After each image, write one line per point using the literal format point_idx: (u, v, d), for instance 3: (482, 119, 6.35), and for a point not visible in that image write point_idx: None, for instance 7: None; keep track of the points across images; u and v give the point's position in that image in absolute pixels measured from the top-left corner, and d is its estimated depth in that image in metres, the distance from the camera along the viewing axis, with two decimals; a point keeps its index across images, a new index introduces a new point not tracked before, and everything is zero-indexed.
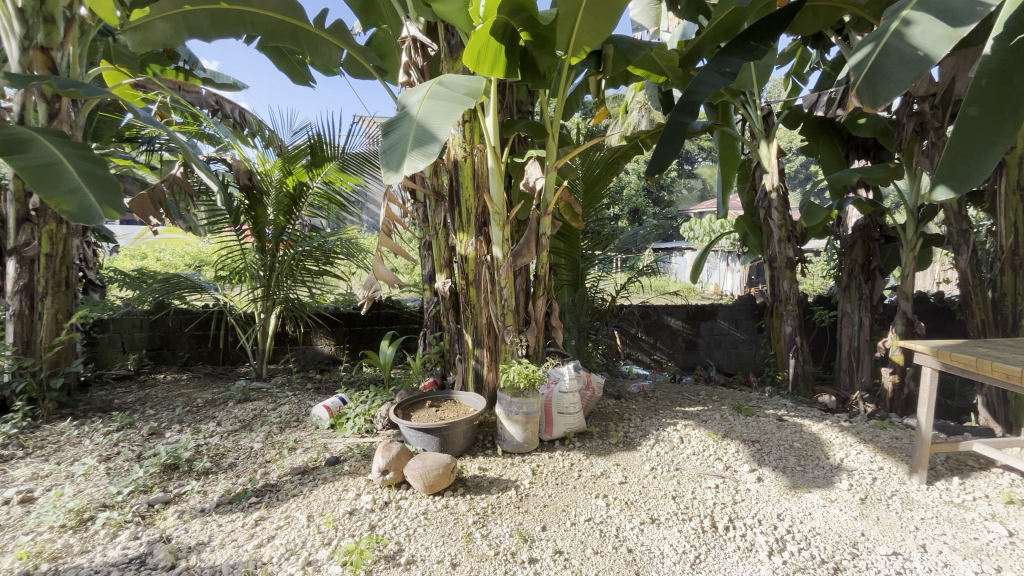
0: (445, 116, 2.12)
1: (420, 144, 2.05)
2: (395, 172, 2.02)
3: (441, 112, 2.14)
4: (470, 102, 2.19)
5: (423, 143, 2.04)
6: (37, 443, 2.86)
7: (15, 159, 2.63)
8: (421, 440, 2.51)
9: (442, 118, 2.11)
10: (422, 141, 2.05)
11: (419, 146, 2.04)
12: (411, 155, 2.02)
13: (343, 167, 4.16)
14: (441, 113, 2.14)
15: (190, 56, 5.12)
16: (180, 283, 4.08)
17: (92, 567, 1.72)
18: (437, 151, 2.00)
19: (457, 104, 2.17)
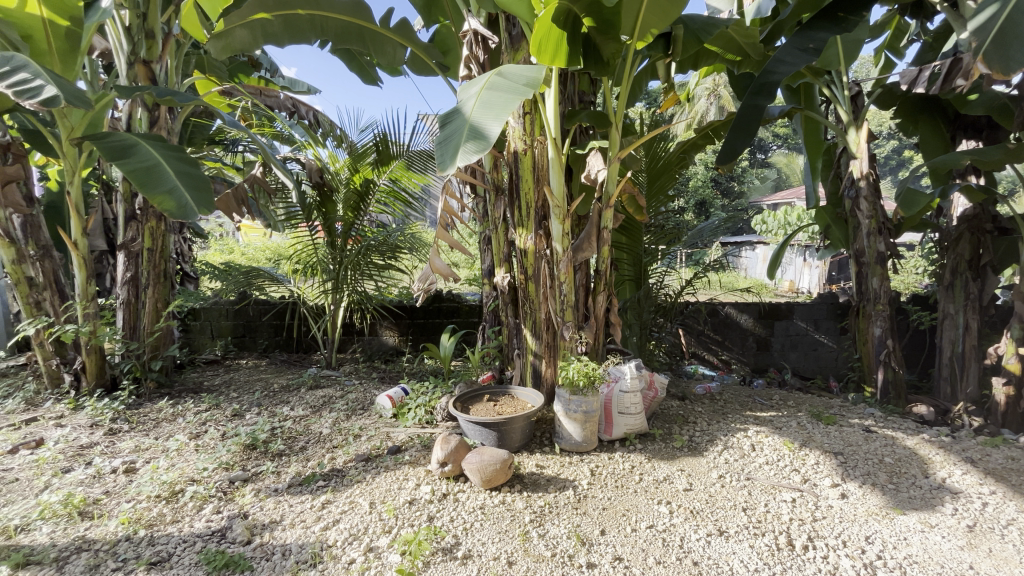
0: (502, 107, 2.09)
1: (476, 135, 2.03)
2: (449, 162, 2.01)
3: (499, 103, 2.12)
4: (529, 93, 2.15)
5: (480, 135, 2.02)
6: (140, 419, 3.19)
7: (123, 163, 2.92)
8: (479, 434, 2.51)
9: (499, 109, 2.09)
10: (478, 132, 2.03)
11: (474, 137, 2.02)
12: (466, 145, 2.00)
13: (409, 164, 4.29)
14: (498, 104, 2.11)
15: (270, 63, 5.47)
16: (260, 275, 4.39)
17: (181, 536, 1.88)
18: (491, 143, 1.98)
19: (515, 95, 2.14)
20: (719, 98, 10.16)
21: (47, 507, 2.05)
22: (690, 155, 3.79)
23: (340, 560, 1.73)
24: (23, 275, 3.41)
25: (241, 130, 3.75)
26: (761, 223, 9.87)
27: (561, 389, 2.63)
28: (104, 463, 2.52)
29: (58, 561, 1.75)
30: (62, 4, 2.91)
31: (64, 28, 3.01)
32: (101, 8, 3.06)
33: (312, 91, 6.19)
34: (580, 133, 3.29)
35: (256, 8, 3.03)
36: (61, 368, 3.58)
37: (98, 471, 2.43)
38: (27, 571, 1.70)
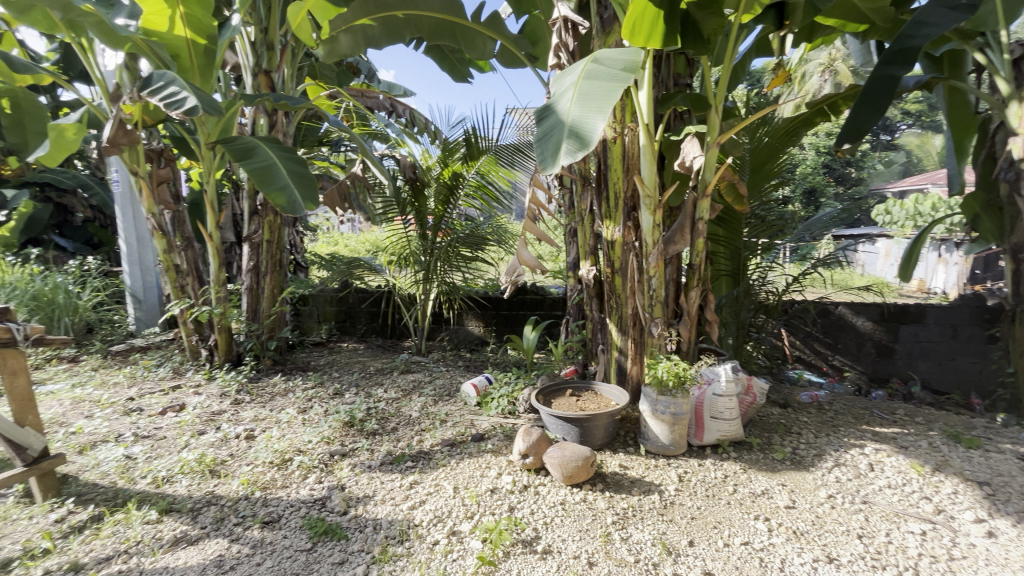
0: (603, 98, 2.03)
1: (578, 131, 1.99)
2: (551, 161, 1.99)
3: (599, 93, 2.06)
4: (629, 80, 2.07)
5: (582, 130, 1.98)
6: (259, 392, 3.59)
7: (246, 164, 3.27)
8: (561, 429, 2.49)
9: (599, 101, 2.03)
10: (581, 128, 1.99)
11: (577, 134, 1.98)
12: (568, 142, 1.97)
13: (496, 159, 4.31)
14: (599, 96, 2.05)
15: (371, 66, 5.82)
16: (359, 265, 4.72)
17: (290, 500, 2.08)
18: (596, 139, 1.94)
19: (615, 84, 2.07)
20: (835, 73, 9.08)
21: (185, 464, 2.38)
22: (801, 137, 3.42)
23: (425, 540, 1.80)
24: (172, 263, 3.98)
25: (343, 129, 4.01)
26: (882, 214, 8.66)
27: (647, 387, 2.52)
28: (230, 429, 2.87)
29: (193, 510, 2.03)
30: (202, 26, 3.34)
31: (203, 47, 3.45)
32: (232, 27, 3.47)
33: (408, 91, 6.49)
34: (674, 117, 3.12)
35: (359, 12, 3.24)
36: (200, 344, 4.14)
37: (225, 436, 2.77)
38: (169, 517, 1.98)
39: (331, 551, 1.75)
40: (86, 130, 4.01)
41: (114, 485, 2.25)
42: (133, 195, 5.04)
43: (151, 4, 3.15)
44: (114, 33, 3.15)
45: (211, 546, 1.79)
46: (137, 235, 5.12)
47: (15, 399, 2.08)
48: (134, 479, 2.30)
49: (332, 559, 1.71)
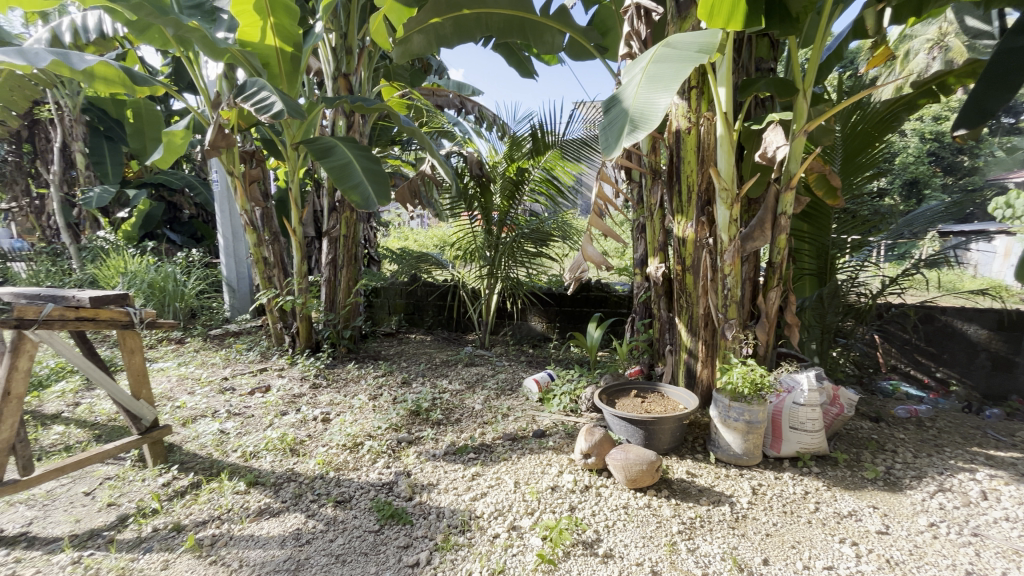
0: (671, 78, 1.93)
1: (642, 113, 1.91)
2: (612, 147, 1.93)
3: (667, 75, 1.95)
4: (702, 59, 1.94)
5: (646, 113, 1.90)
6: (335, 378, 3.83)
7: (325, 162, 3.47)
8: (625, 431, 2.42)
9: (666, 81, 1.93)
10: (644, 110, 1.91)
11: (640, 116, 1.91)
12: (630, 126, 1.90)
13: (562, 153, 4.28)
14: (666, 76, 1.95)
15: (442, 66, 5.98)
16: (428, 259, 4.89)
17: (360, 482, 2.19)
18: (660, 121, 1.84)
19: (686, 64, 1.95)
20: None
21: (270, 441, 2.58)
22: (904, 122, 3.07)
23: (486, 532, 1.83)
24: (261, 256, 4.33)
25: (413, 128, 4.15)
26: (1002, 207, 7.48)
27: (720, 393, 2.39)
28: (309, 411, 3.08)
29: (276, 484, 2.20)
30: (289, 35, 3.59)
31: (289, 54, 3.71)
32: (315, 33, 3.69)
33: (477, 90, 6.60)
34: (755, 105, 2.90)
35: (432, 12, 3.32)
36: (284, 331, 4.48)
37: (305, 417, 2.98)
38: (255, 489, 2.16)
39: (397, 534, 1.82)
40: (192, 135, 4.46)
41: (210, 456, 2.49)
42: (229, 194, 5.53)
43: (245, 16, 3.42)
44: (214, 45, 3.42)
45: (290, 519, 1.93)
46: (233, 230, 5.62)
47: (133, 375, 2.36)
48: (227, 451, 2.54)
49: (397, 542, 1.78)
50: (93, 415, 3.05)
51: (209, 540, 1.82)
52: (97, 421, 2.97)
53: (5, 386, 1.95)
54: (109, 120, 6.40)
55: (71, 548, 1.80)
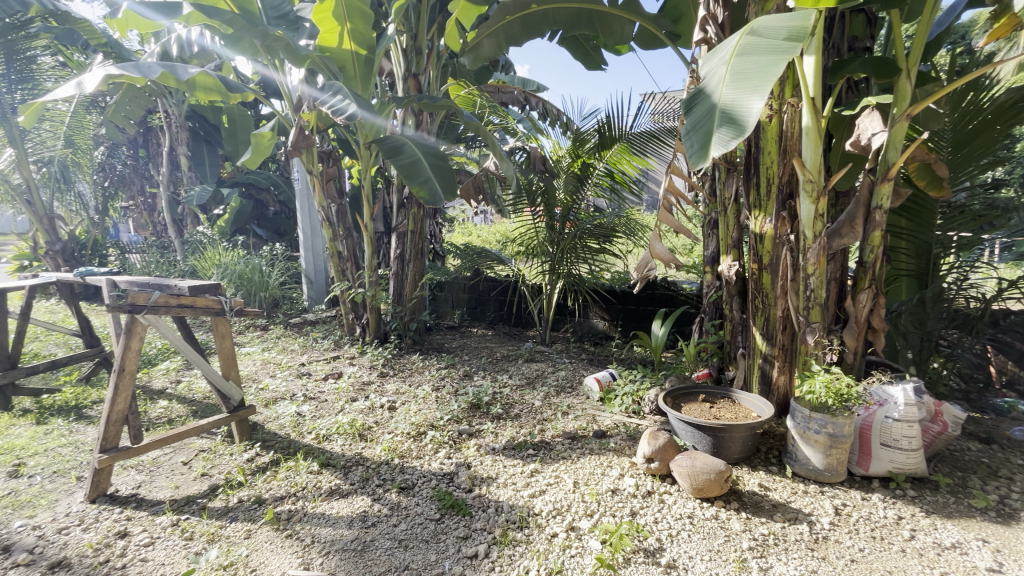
0: (763, 76, 1.80)
1: (732, 117, 1.78)
2: (701, 155, 1.80)
3: (758, 71, 1.82)
4: (796, 50, 1.80)
5: (738, 115, 1.77)
6: (400, 368, 3.98)
7: (394, 159, 3.59)
8: (692, 437, 2.31)
9: (758, 79, 1.80)
10: (735, 112, 1.78)
11: (732, 120, 1.77)
12: (721, 131, 1.77)
13: (629, 147, 4.14)
14: (757, 73, 1.82)
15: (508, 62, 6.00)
16: (490, 255, 5.09)
17: (423, 471, 2.26)
18: (756, 123, 1.71)
19: (778, 57, 1.81)
20: None
21: (341, 425, 2.74)
22: None
23: (544, 530, 1.82)
24: (336, 250, 4.59)
25: (478, 125, 4.17)
26: None
27: (799, 403, 2.21)
28: (376, 399, 3.23)
29: (345, 467, 2.32)
30: (363, 38, 3.74)
31: (363, 57, 3.88)
32: (387, 36, 3.84)
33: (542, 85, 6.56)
34: (846, 90, 2.66)
35: (503, 15, 3.43)
36: (355, 321, 4.72)
37: (373, 404, 3.13)
38: (327, 470, 2.30)
39: (456, 524, 1.86)
40: (277, 137, 4.79)
41: (288, 436, 2.68)
42: (309, 192, 5.90)
43: (325, 23, 3.64)
44: (297, 52, 3.63)
45: (357, 501, 2.03)
46: (311, 225, 6.00)
47: (223, 358, 2.58)
48: (303, 433, 2.72)
49: (456, 532, 1.82)
50: (191, 392, 3.39)
51: (286, 515, 1.95)
52: (195, 398, 3.29)
53: (120, 363, 2.20)
54: (208, 126, 7.05)
55: (170, 511, 2.01)
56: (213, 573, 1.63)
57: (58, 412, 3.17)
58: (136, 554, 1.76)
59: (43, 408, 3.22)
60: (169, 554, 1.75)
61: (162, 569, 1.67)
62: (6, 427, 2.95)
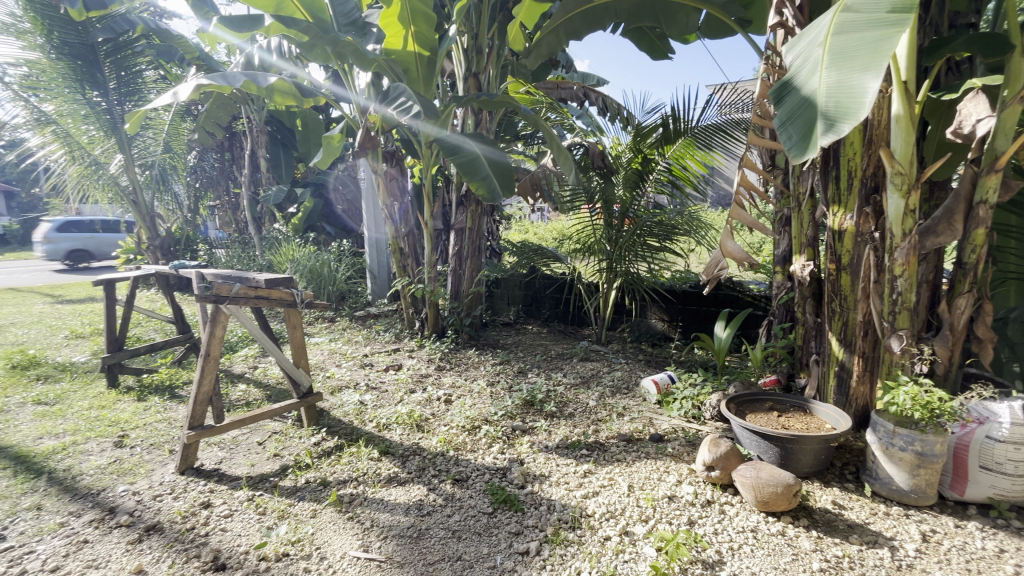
0: (867, 55, 1.68)
1: (836, 102, 1.66)
2: (803, 146, 1.69)
3: (863, 49, 1.70)
4: (906, 24, 1.67)
5: (844, 99, 1.65)
6: (457, 362, 4.07)
7: (455, 156, 3.64)
8: (758, 446, 2.18)
9: (861, 60, 1.68)
10: (839, 97, 1.66)
11: (837, 104, 1.65)
12: (826, 118, 1.66)
13: (693, 142, 3.99)
14: (860, 53, 1.69)
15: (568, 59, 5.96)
16: (546, 253, 5.08)
17: (477, 464, 2.29)
18: (869, 106, 1.59)
19: (885, 33, 1.69)
20: None
21: (400, 415, 2.85)
22: None
23: (596, 532, 1.79)
24: (398, 246, 4.76)
25: (536, 121, 4.16)
26: None
27: (882, 416, 2.02)
28: (433, 391, 3.32)
29: (403, 455, 2.41)
30: (426, 41, 3.85)
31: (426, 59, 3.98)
32: (449, 37, 3.92)
33: (602, 79, 6.44)
34: (945, 71, 2.44)
35: (564, 11, 3.39)
36: (415, 316, 4.88)
37: (430, 396, 3.22)
38: (386, 458, 2.40)
39: (508, 519, 1.88)
40: (345, 139, 5.04)
41: (352, 423, 2.82)
42: (373, 190, 6.16)
43: (391, 28, 3.80)
44: (365, 57, 3.79)
45: (413, 489, 2.10)
46: (375, 223, 6.26)
47: (294, 347, 2.75)
48: (365, 421, 2.85)
49: (509, 527, 1.83)
50: (267, 377, 3.66)
51: (348, 498, 2.05)
52: (269, 383, 3.55)
53: (207, 348, 2.41)
54: (285, 130, 7.54)
55: (247, 487, 2.18)
56: (282, 548, 1.74)
57: (155, 391, 3.53)
58: (217, 524, 1.92)
59: (143, 387, 3.59)
60: (244, 526, 1.90)
61: (239, 540, 1.81)
62: (113, 402, 3.33)
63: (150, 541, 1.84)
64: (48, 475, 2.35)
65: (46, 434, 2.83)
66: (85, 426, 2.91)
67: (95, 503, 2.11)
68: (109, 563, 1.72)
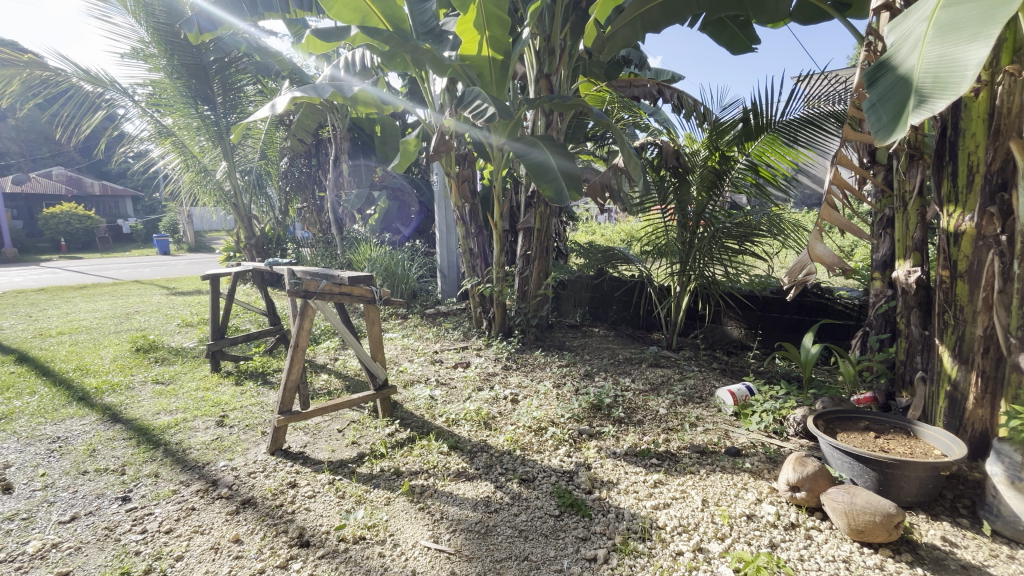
0: (978, 26, 1.52)
1: (933, 78, 1.53)
2: (892, 127, 1.58)
3: (972, 21, 1.54)
4: None
5: (944, 74, 1.51)
6: (523, 362, 4.10)
7: (525, 158, 3.69)
8: (852, 469, 1.99)
9: (968, 32, 1.53)
10: (936, 73, 1.53)
11: (936, 80, 1.52)
12: (921, 95, 1.53)
13: (776, 138, 3.76)
14: (966, 25, 1.55)
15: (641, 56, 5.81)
16: (615, 255, 4.92)
17: (543, 466, 2.29)
18: (974, 79, 1.44)
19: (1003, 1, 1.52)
20: None
21: (469, 412, 2.92)
22: None
23: (668, 546, 1.72)
24: (468, 246, 4.88)
25: (607, 122, 4.07)
26: None
27: (1007, 444, 1.78)
28: (501, 390, 3.36)
29: (470, 451, 2.47)
30: (499, 44, 3.91)
31: (498, 62, 4.04)
32: (522, 40, 3.97)
33: (678, 75, 6.20)
34: None
35: None
36: (482, 315, 4.98)
37: (497, 395, 3.27)
38: (455, 452, 2.46)
39: (576, 524, 1.86)
40: (421, 143, 5.25)
41: (423, 417, 2.93)
42: (445, 193, 6.34)
43: (467, 33, 3.93)
44: (441, 63, 3.92)
45: (481, 486, 2.14)
46: (446, 224, 6.45)
47: (373, 342, 2.90)
48: (435, 415, 2.95)
49: (575, 532, 1.81)
50: (346, 368, 3.90)
51: (420, 489, 2.13)
52: (348, 374, 3.78)
53: (296, 338, 2.61)
54: (366, 136, 8.01)
55: (328, 471, 2.34)
56: (360, 531, 1.85)
57: (250, 376, 3.88)
58: (301, 503, 2.07)
59: (240, 373, 3.96)
60: (326, 507, 2.03)
61: (321, 519, 1.94)
62: (216, 385, 3.70)
63: (246, 513, 2.03)
64: (164, 447, 2.66)
65: (162, 410, 3.20)
66: (193, 405, 3.26)
67: (201, 475, 2.36)
68: (212, 530, 1.91)
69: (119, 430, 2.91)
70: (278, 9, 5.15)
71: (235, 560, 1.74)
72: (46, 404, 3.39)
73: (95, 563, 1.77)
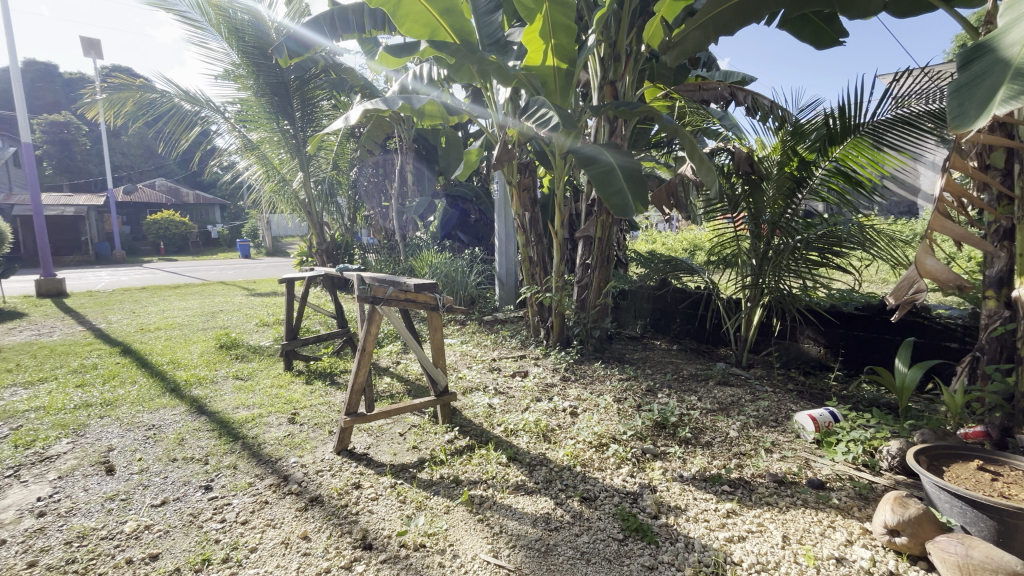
0: None
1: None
2: (973, 113, 1.67)
3: None
4: None
5: None
6: (582, 374, 4.01)
7: (590, 167, 3.61)
8: (964, 515, 1.74)
9: None
10: None
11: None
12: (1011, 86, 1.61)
13: (866, 141, 3.46)
14: None
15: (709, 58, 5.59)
16: (680, 265, 4.67)
17: (605, 485, 2.21)
18: None
19: None
20: None
21: (528, 423, 2.88)
22: None
23: None
24: (528, 255, 4.87)
25: (674, 127, 3.91)
26: None
27: None
28: (559, 402, 3.30)
29: (530, 464, 2.43)
30: (565, 53, 3.90)
31: (563, 71, 4.03)
32: (588, 47, 3.92)
33: (751, 76, 5.89)
34: None
35: None
36: (541, 324, 4.94)
37: (556, 407, 3.21)
38: (514, 464, 2.43)
39: (641, 551, 1.76)
40: (483, 153, 5.33)
41: (482, 425, 2.93)
42: (506, 201, 6.40)
43: (533, 44, 4.02)
44: (507, 73, 3.91)
45: (541, 501, 2.09)
46: (506, 232, 6.48)
47: (435, 348, 2.94)
48: (494, 424, 2.94)
49: (641, 559, 1.72)
50: (407, 372, 4.00)
51: (479, 500, 2.12)
52: (410, 378, 3.87)
53: (363, 343, 2.69)
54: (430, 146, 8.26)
55: (390, 474, 2.38)
56: (420, 538, 1.86)
57: (319, 376, 4.07)
58: (365, 504, 2.12)
59: (310, 372, 4.17)
60: (388, 511, 2.06)
61: (383, 523, 1.98)
62: (288, 383, 3.91)
63: (314, 510, 2.10)
64: (242, 440, 2.83)
65: (241, 405, 3.43)
66: (268, 401, 3.46)
67: (274, 469, 2.48)
68: (283, 525, 2.00)
69: (204, 422, 3.14)
70: (355, 29, 5.42)
71: (303, 557, 1.80)
72: (143, 394, 3.73)
73: (180, 547, 1.89)
